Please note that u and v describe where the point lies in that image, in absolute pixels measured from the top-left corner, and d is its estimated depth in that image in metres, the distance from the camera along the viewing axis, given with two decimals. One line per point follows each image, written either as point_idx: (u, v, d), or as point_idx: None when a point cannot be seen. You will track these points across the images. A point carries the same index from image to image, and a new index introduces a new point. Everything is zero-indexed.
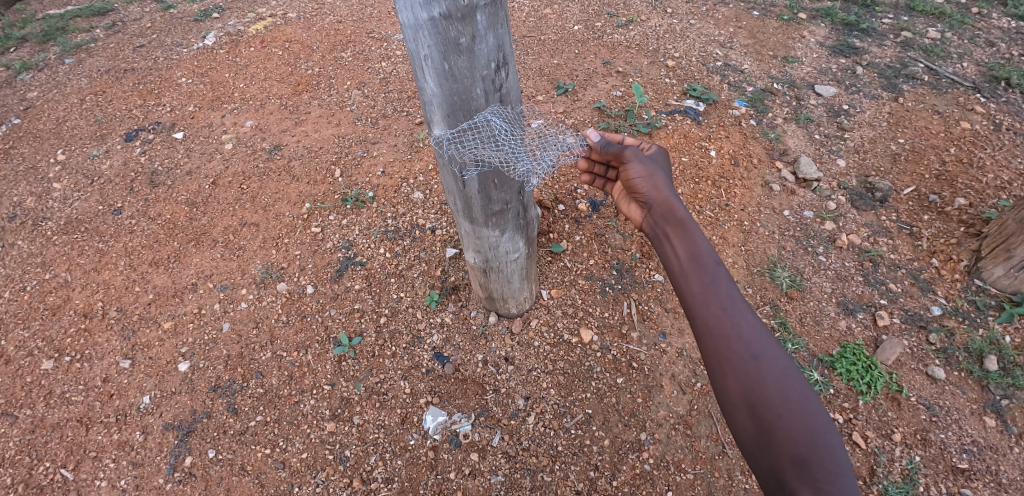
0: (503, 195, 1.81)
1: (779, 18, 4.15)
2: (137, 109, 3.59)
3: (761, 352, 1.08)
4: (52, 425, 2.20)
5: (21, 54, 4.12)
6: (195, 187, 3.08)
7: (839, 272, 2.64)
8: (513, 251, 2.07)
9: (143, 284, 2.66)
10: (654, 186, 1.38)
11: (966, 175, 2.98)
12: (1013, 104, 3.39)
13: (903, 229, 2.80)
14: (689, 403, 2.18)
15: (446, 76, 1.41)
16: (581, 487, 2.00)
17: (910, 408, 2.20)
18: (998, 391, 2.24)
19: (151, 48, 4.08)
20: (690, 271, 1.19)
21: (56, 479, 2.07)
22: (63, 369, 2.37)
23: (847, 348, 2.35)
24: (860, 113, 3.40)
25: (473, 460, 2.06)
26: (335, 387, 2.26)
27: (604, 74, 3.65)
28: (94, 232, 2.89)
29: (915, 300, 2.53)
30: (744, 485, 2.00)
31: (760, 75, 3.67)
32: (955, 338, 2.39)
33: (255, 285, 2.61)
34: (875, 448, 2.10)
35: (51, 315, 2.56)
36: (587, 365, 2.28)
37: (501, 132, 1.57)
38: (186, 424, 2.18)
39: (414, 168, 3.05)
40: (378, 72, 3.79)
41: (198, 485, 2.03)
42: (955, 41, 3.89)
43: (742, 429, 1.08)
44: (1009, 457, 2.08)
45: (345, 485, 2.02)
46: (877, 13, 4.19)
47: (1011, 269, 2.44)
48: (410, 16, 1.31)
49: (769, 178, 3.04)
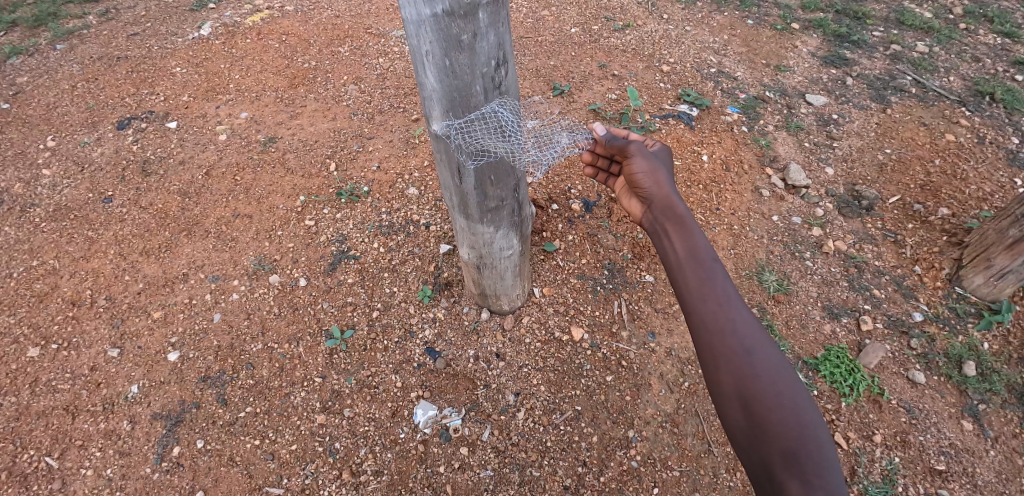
0: (499, 192, 1.83)
1: (773, 27, 4.21)
2: (129, 97, 3.56)
3: (755, 347, 1.11)
4: (37, 413, 2.18)
5: (10, 38, 4.04)
6: (187, 178, 3.06)
7: (825, 277, 2.70)
8: (508, 247, 2.09)
9: (133, 273, 2.64)
10: (655, 182, 1.40)
11: (949, 186, 3.05)
12: (997, 119, 3.47)
13: (888, 236, 2.87)
14: (677, 402, 2.21)
15: (446, 72, 1.43)
16: (570, 482, 2.03)
17: (891, 410, 2.26)
18: (976, 396, 2.30)
19: (145, 36, 4.05)
20: (687, 266, 1.22)
21: (41, 467, 2.05)
22: (50, 357, 2.35)
23: (831, 352, 2.40)
24: (849, 122, 3.47)
25: (462, 454, 2.08)
26: (326, 379, 2.26)
27: (599, 77, 3.69)
28: (83, 220, 2.87)
29: (898, 306, 2.59)
30: (729, 483, 2.04)
31: (752, 83, 3.73)
32: (936, 344, 2.45)
33: (247, 277, 2.60)
34: (855, 448, 2.15)
35: (37, 302, 2.53)
36: (577, 363, 2.30)
37: (509, 123, 1.61)
38: (174, 414, 2.17)
39: (409, 163, 3.06)
40: (374, 68, 3.79)
41: (186, 476, 2.02)
42: (942, 55, 3.98)
43: (733, 421, 1.11)
44: (985, 460, 2.14)
45: (333, 477, 2.02)
46: (867, 25, 4.26)
47: (990, 278, 2.51)
48: (412, 12, 1.32)
49: (759, 184, 3.09)
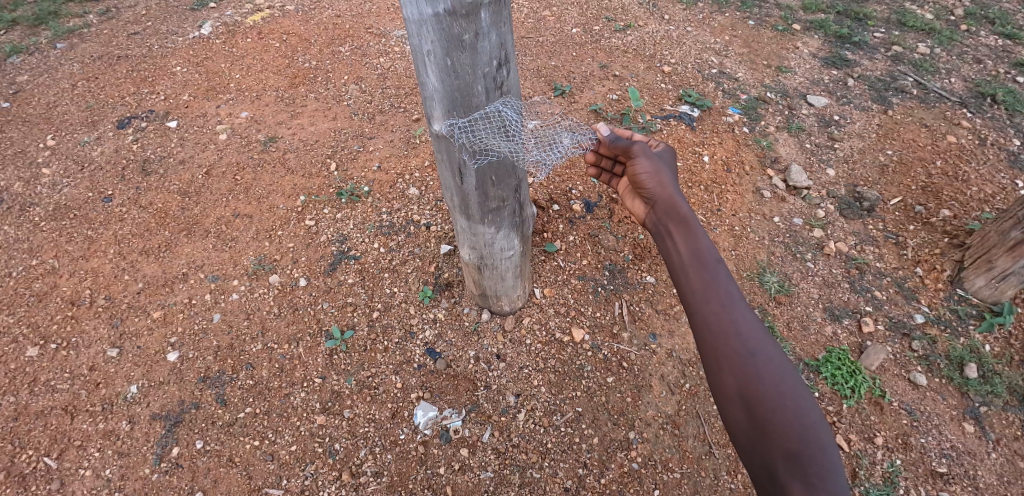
0: (501, 193, 1.82)
1: (774, 28, 4.21)
2: (129, 97, 3.55)
3: (758, 348, 1.10)
4: (36, 413, 2.18)
5: (10, 37, 4.03)
6: (187, 177, 3.06)
7: (826, 278, 2.69)
8: (508, 248, 2.08)
9: (133, 273, 2.63)
10: (659, 183, 1.40)
11: (951, 187, 3.04)
12: (998, 121, 3.47)
13: (890, 238, 2.86)
14: (678, 403, 2.21)
15: (448, 72, 1.42)
16: (570, 484, 2.02)
17: (892, 412, 2.25)
18: (977, 398, 2.29)
19: (145, 36, 4.04)
20: (691, 267, 1.21)
21: (39, 468, 2.04)
22: (49, 357, 2.34)
23: (832, 353, 2.39)
24: (851, 124, 3.46)
25: (462, 455, 2.08)
26: (326, 380, 2.26)
27: (601, 77, 3.69)
28: (83, 220, 2.86)
29: (899, 308, 2.58)
30: (729, 485, 2.03)
31: (753, 83, 3.73)
32: (937, 346, 2.45)
33: (247, 277, 2.60)
34: (857, 451, 2.14)
35: (36, 302, 2.52)
36: (578, 364, 2.30)
37: (512, 123, 1.60)
38: (173, 415, 2.16)
39: (410, 164, 3.05)
40: (375, 68, 3.78)
41: (185, 477, 2.02)
42: (944, 57, 3.97)
43: (735, 423, 1.10)
44: (986, 462, 2.13)
45: (333, 478, 2.02)
46: (868, 26, 4.25)
47: (992, 279, 2.50)
48: (414, 11, 1.32)
49: (760, 185, 3.09)
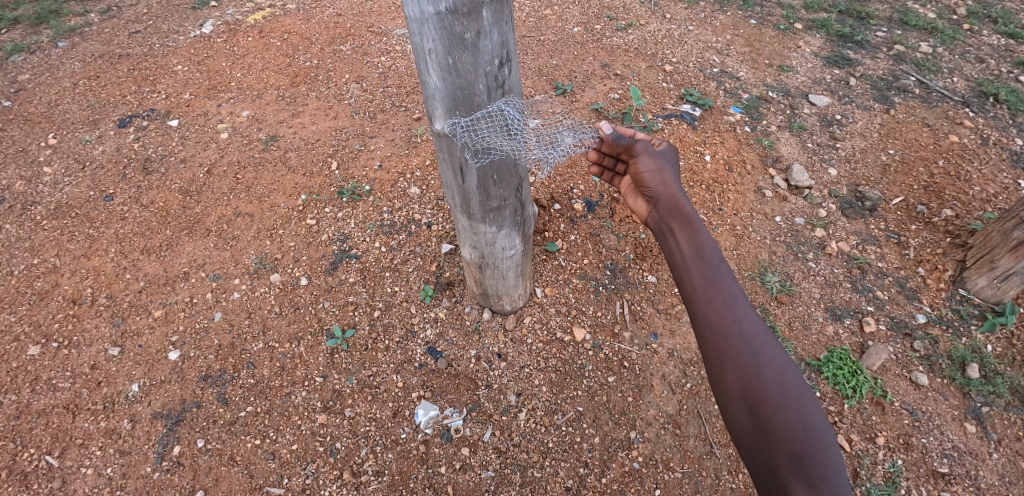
0: (502, 192, 1.82)
1: (776, 27, 4.20)
2: (131, 95, 3.56)
3: (761, 348, 1.09)
4: (37, 411, 2.18)
5: (12, 36, 4.03)
6: (188, 176, 3.06)
7: (828, 278, 2.69)
8: (509, 247, 2.08)
9: (134, 272, 2.63)
10: (661, 181, 1.40)
11: (953, 187, 3.04)
12: (1001, 120, 3.46)
13: (892, 238, 2.85)
14: (679, 403, 2.21)
15: (449, 71, 1.42)
16: (570, 484, 2.02)
17: (894, 412, 2.24)
18: (979, 398, 2.29)
19: (146, 34, 4.04)
20: (693, 266, 1.21)
21: (41, 466, 2.04)
22: (50, 355, 2.34)
23: (834, 353, 2.39)
24: (852, 123, 3.46)
25: (463, 454, 2.08)
26: (327, 379, 2.26)
27: (602, 76, 3.68)
28: (84, 219, 2.86)
29: (901, 308, 2.58)
30: (730, 485, 2.03)
31: (754, 82, 3.72)
32: (939, 346, 2.44)
33: (248, 276, 2.60)
34: (858, 451, 2.14)
35: (38, 301, 2.52)
36: (579, 364, 2.29)
37: (513, 122, 1.60)
38: (174, 413, 2.16)
39: (411, 163, 3.05)
40: (376, 67, 3.78)
41: (186, 476, 2.02)
42: (946, 56, 3.96)
43: (738, 422, 1.10)
44: (988, 462, 2.13)
45: (334, 477, 2.02)
46: (871, 25, 4.23)
47: (994, 279, 2.50)
48: (416, 10, 1.31)
49: (761, 185, 3.08)
